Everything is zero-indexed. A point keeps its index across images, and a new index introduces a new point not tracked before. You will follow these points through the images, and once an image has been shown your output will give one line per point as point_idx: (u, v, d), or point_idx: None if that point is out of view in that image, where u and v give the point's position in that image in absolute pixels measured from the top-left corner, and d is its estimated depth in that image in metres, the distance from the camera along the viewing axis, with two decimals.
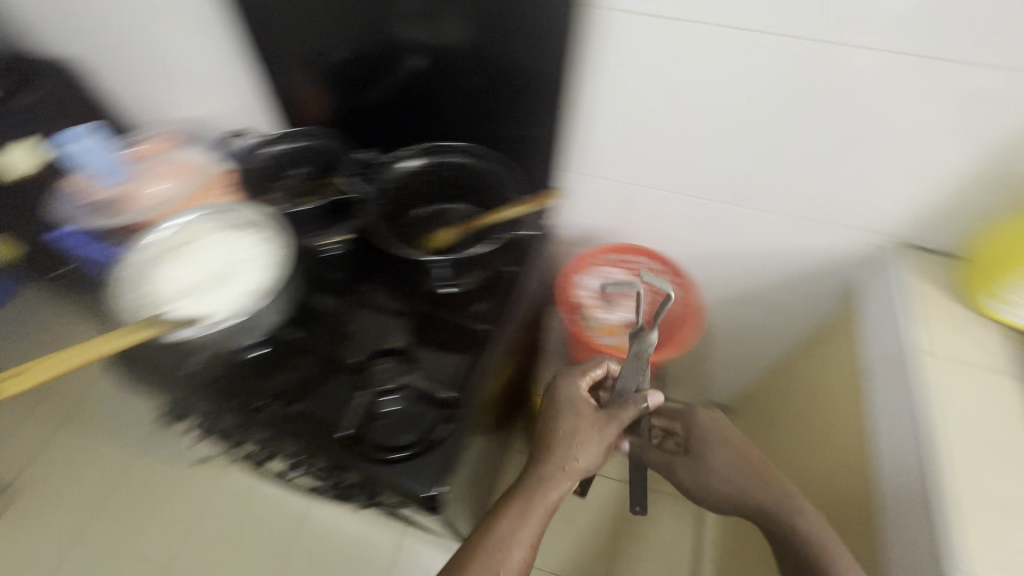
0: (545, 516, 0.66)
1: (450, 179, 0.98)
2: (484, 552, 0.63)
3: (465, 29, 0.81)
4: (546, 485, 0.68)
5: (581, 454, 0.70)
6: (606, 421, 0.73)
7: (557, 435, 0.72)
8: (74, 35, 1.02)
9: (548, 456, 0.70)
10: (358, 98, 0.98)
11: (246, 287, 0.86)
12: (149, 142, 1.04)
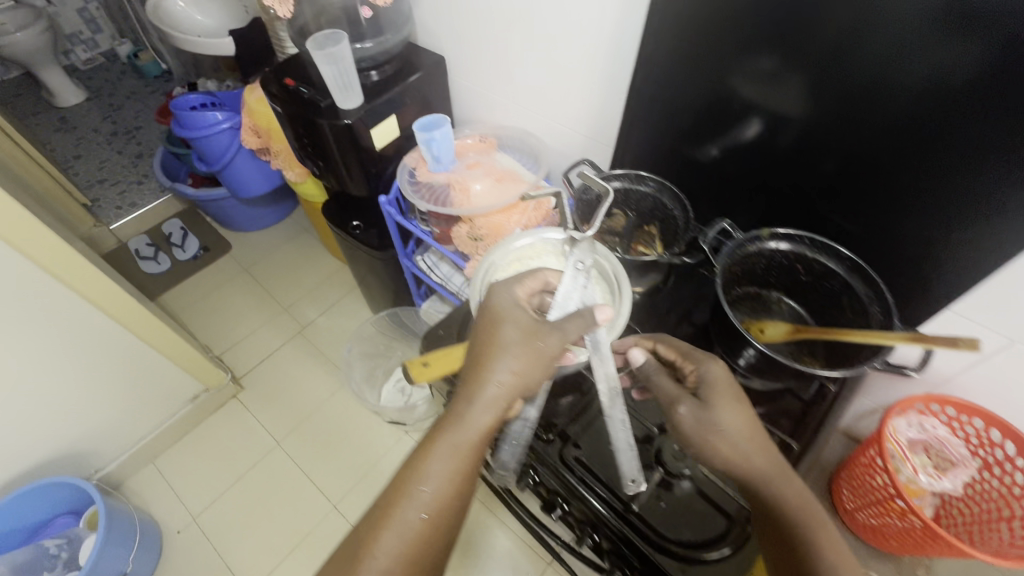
0: (462, 444, 0.54)
1: (814, 280, 0.75)
2: (410, 483, 0.53)
3: (820, 107, 0.68)
4: (471, 407, 0.55)
5: (502, 363, 0.57)
6: (527, 325, 0.59)
7: (479, 342, 0.59)
8: (456, 49, 1.08)
9: (475, 354, 0.59)
10: (701, 156, 0.85)
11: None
12: (473, 139, 1.10)
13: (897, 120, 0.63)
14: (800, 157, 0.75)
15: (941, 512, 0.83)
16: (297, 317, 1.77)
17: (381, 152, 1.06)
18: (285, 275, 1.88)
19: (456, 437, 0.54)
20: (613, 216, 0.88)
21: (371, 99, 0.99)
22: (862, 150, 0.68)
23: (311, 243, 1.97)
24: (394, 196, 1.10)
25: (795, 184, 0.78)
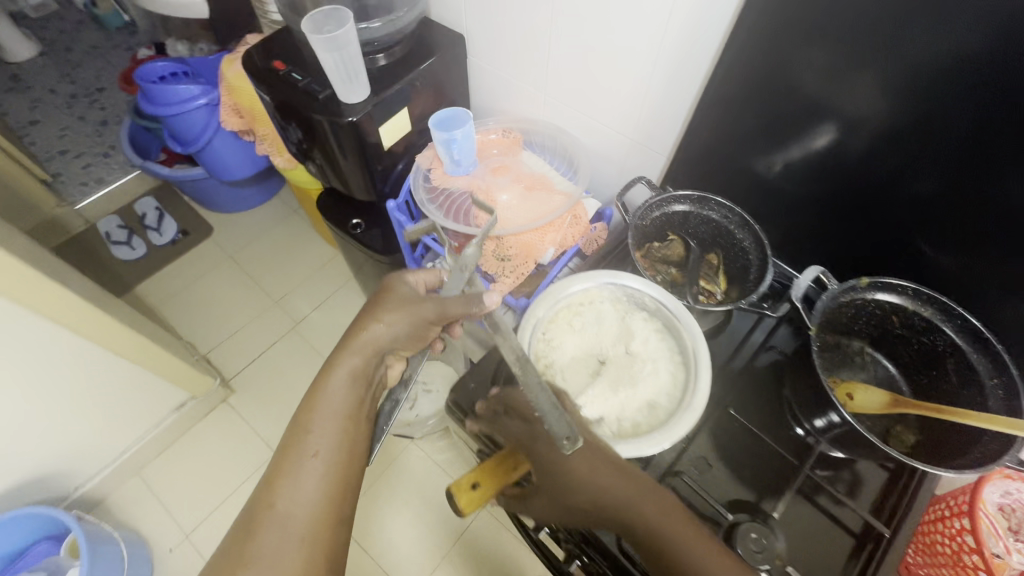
0: (342, 394, 0.56)
1: (916, 340, 0.64)
2: (297, 438, 0.53)
3: (908, 112, 0.56)
4: (349, 358, 0.58)
5: (380, 321, 0.60)
6: (406, 295, 0.63)
7: (365, 317, 0.61)
8: (475, 25, 0.90)
9: (358, 321, 0.61)
10: (762, 171, 0.72)
11: (643, 392, 0.58)
12: (497, 134, 0.94)
13: (1008, 129, 0.51)
14: (887, 181, 0.62)
15: None
16: (288, 312, 1.63)
17: (388, 150, 0.90)
18: (273, 263, 1.72)
19: (339, 391, 0.56)
20: (669, 243, 0.76)
21: (378, 89, 0.82)
22: (957, 170, 0.56)
23: (301, 226, 1.81)
24: (402, 200, 0.95)
25: (877, 210, 0.65)
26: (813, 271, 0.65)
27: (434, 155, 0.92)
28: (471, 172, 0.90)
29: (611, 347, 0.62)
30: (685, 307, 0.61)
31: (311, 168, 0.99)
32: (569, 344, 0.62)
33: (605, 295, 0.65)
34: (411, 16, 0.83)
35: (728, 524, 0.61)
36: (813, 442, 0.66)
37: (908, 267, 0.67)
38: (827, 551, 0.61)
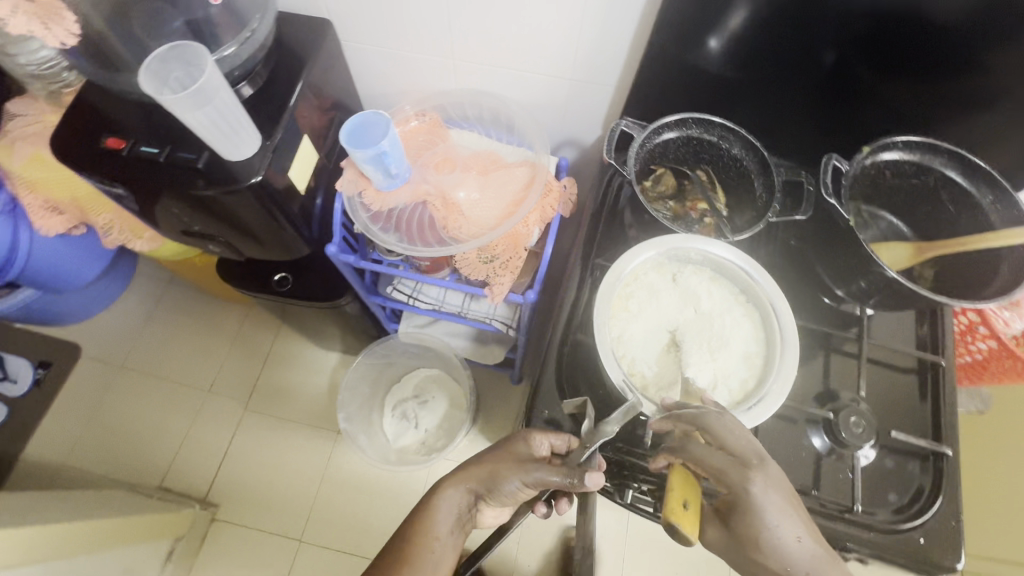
0: (439, 529, 0.54)
1: (912, 186, 0.67)
2: (397, 550, 0.53)
3: None
4: (457, 493, 0.55)
5: (490, 471, 0.54)
6: (514, 456, 0.54)
7: (483, 452, 0.56)
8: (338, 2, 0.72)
9: (475, 461, 0.56)
10: (705, 57, 0.68)
11: (734, 351, 0.57)
12: (415, 120, 0.79)
13: None
14: (827, 21, 0.62)
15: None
16: (229, 395, 1.37)
17: (304, 193, 0.74)
18: (179, 349, 1.42)
19: (437, 525, 0.54)
20: (659, 177, 0.71)
21: (267, 130, 0.65)
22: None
23: (187, 293, 1.48)
24: (340, 238, 0.78)
25: (823, 58, 0.66)
26: (830, 163, 0.63)
27: (358, 174, 0.74)
28: (410, 179, 0.75)
29: (679, 317, 0.58)
30: (739, 253, 0.58)
31: (210, 246, 0.80)
32: (638, 330, 0.58)
33: (654, 267, 0.60)
34: (266, 20, 0.62)
35: (828, 419, 0.63)
36: (851, 309, 0.70)
37: (874, 109, 0.69)
38: (900, 397, 0.68)
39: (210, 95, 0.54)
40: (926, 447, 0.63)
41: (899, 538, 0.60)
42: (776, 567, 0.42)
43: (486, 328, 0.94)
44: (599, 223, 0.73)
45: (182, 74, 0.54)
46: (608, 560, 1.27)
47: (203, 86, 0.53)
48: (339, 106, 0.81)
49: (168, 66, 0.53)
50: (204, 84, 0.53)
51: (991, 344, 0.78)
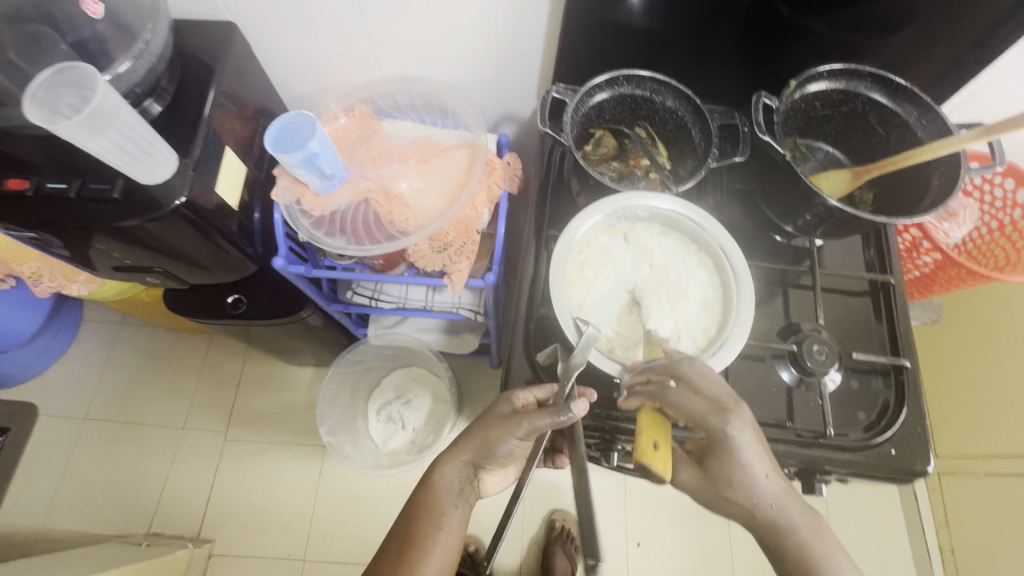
0: (445, 504, 0.54)
1: (844, 113, 0.68)
2: (405, 532, 0.54)
3: None
4: (455, 464, 0.56)
5: (480, 436, 0.55)
6: (500, 413, 0.55)
7: (472, 426, 0.57)
8: (240, 3, 0.68)
9: (466, 431, 0.57)
10: (625, 12, 0.67)
11: (694, 300, 0.57)
12: (343, 117, 0.76)
13: None
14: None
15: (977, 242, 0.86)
16: (206, 428, 1.32)
17: (238, 208, 0.71)
18: (144, 391, 1.36)
19: (440, 500, 0.54)
20: (600, 139, 0.71)
21: (185, 148, 0.62)
22: None
23: (143, 332, 1.42)
24: (286, 249, 0.75)
25: None
26: (760, 100, 0.63)
27: (291, 181, 0.71)
28: (348, 178, 0.72)
29: (636, 276, 0.58)
30: (685, 204, 0.59)
31: (149, 279, 0.76)
32: (598, 295, 0.58)
33: (602, 228, 0.60)
34: (160, 30, 0.58)
35: (792, 350, 0.65)
36: (802, 242, 0.72)
37: (796, 40, 0.70)
38: (857, 319, 0.70)
39: (108, 119, 0.50)
40: (886, 362, 0.66)
41: (871, 453, 0.62)
42: (744, 499, 0.45)
43: (454, 318, 0.93)
44: (547, 195, 0.72)
45: (72, 97, 0.50)
46: (611, 522, 1.30)
47: (98, 109, 0.49)
48: (262, 113, 0.78)
49: (56, 89, 0.49)
50: (99, 108, 0.49)
51: (935, 256, 0.82)
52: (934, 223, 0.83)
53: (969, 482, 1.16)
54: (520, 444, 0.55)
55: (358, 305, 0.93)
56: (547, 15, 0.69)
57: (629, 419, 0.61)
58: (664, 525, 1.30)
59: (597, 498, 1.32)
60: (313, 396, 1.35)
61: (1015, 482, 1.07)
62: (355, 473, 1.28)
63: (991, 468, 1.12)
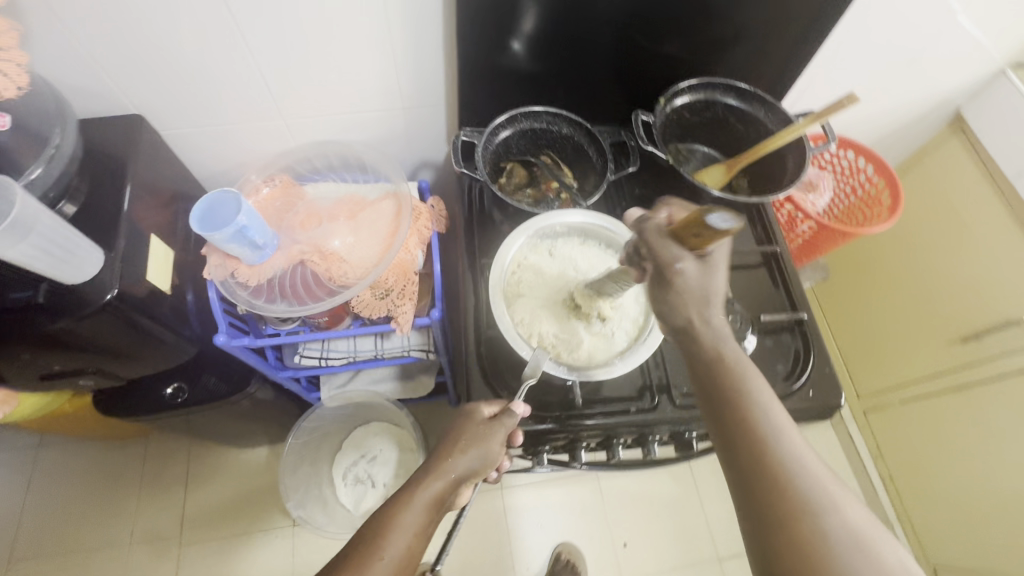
0: (415, 520, 0.49)
1: (708, 118, 0.80)
2: (366, 555, 0.46)
3: None
4: (427, 480, 0.51)
5: (460, 450, 0.53)
6: (477, 426, 0.55)
7: (446, 436, 0.55)
8: (145, 95, 0.70)
9: (438, 446, 0.54)
10: (512, 58, 0.76)
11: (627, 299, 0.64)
12: (265, 187, 0.79)
13: None
14: (598, 5, 0.72)
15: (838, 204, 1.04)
16: (156, 538, 1.22)
17: (170, 292, 0.70)
18: (76, 514, 1.24)
19: (410, 518, 0.48)
20: (512, 171, 0.79)
21: (107, 242, 0.62)
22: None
23: (67, 450, 1.30)
24: (226, 325, 0.75)
25: (603, 37, 0.77)
26: (639, 118, 0.73)
27: (223, 258, 0.72)
28: (280, 245, 0.74)
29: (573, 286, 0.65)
30: (597, 216, 0.66)
31: (80, 382, 0.72)
32: (540, 310, 0.63)
33: (526, 248, 0.66)
34: (68, 132, 0.58)
35: None
36: None
37: (658, 63, 0.82)
38: (759, 287, 0.81)
39: (30, 230, 0.50)
40: (788, 318, 0.76)
41: (793, 398, 0.71)
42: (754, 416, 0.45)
43: (407, 361, 0.95)
44: (473, 227, 0.78)
45: None
46: (595, 530, 1.33)
47: (18, 222, 0.49)
48: (181, 197, 0.78)
49: None
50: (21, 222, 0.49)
51: (809, 224, 0.96)
52: (803, 196, 0.97)
53: (889, 413, 1.31)
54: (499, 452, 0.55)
55: (307, 368, 0.92)
56: (443, 70, 0.77)
57: (586, 415, 0.68)
58: (644, 520, 1.34)
59: (577, 510, 1.34)
60: (272, 476, 1.29)
61: (923, 403, 1.22)
62: (329, 546, 1.22)
63: (903, 396, 1.27)
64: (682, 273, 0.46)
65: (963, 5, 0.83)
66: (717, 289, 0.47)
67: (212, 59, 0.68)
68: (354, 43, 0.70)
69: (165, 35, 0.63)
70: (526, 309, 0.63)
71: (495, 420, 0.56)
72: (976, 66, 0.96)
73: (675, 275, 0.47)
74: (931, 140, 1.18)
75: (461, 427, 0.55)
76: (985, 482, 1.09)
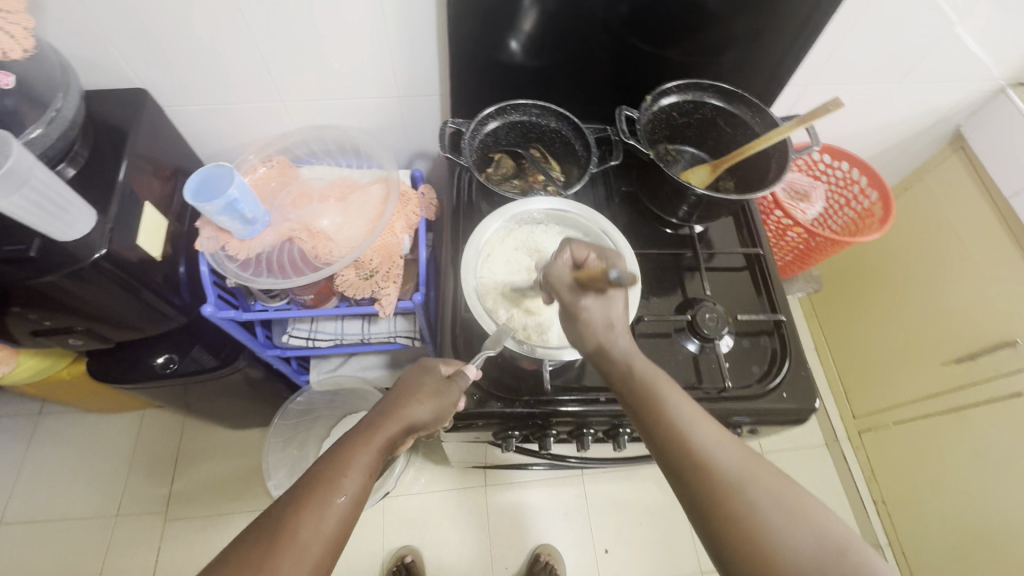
0: (371, 462, 0.49)
1: (696, 120, 0.81)
2: (321, 490, 0.45)
3: None
4: (384, 425, 0.51)
5: (419, 400, 0.53)
6: (435, 380, 0.56)
7: (402, 386, 0.55)
8: (151, 71, 0.74)
9: (394, 394, 0.54)
10: (506, 54, 0.79)
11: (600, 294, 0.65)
12: (261, 167, 0.82)
13: None
14: (591, 5, 0.73)
15: (831, 214, 1.04)
16: (143, 511, 1.24)
17: (162, 260, 0.73)
18: (69, 483, 1.27)
19: (365, 458, 0.48)
20: (499, 161, 0.80)
21: (103, 206, 0.65)
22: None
23: (65, 420, 1.33)
24: (215, 296, 0.78)
25: (595, 37, 0.78)
26: (623, 113, 0.74)
27: (215, 231, 0.75)
28: (271, 221, 0.77)
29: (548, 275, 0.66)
30: (572, 204, 0.68)
31: (70, 341, 0.75)
32: (513, 291, 0.65)
33: (500, 231, 0.68)
34: (71, 98, 0.61)
35: (689, 321, 0.75)
36: (685, 231, 0.83)
37: (651, 66, 0.83)
38: (741, 288, 0.81)
39: (18, 180, 0.53)
40: (766, 320, 0.76)
41: (768, 398, 0.71)
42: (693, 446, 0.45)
43: (392, 347, 0.96)
44: (460, 215, 0.80)
45: None
46: (578, 533, 1.32)
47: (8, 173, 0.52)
48: (181, 172, 0.82)
49: None
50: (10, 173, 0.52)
51: (799, 232, 0.96)
52: (794, 205, 0.98)
53: (883, 434, 1.28)
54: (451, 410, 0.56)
55: (295, 347, 0.94)
56: (437, 62, 0.79)
57: (556, 401, 0.68)
58: (628, 528, 1.33)
59: (560, 512, 1.34)
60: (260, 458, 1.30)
61: (916, 424, 1.20)
62: None
63: (898, 417, 1.25)
64: (586, 307, 0.52)
65: (958, 20, 0.83)
66: (618, 315, 0.53)
67: (213, 39, 0.71)
68: (350, 30, 0.73)
69: (171, 15, 0.67)
70: (494, 288, 0.64)
71: (450, 378, 0.57)
72: (974, 83, 0.96)
73: (581, 312, 0.53)
74: (931, 158, 1.17)
75: (420, 379, 0.56)
76: (979, 508, 1.06)
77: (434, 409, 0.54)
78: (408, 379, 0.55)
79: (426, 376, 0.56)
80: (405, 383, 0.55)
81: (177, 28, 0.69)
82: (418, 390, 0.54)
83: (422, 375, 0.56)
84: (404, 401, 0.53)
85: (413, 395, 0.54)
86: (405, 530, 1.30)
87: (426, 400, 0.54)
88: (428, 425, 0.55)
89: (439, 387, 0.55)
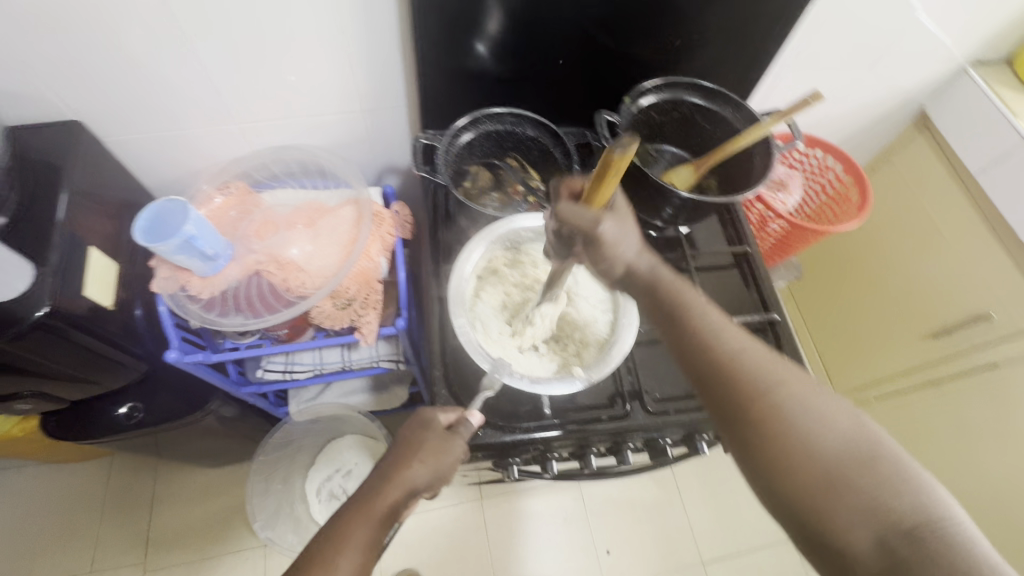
0: (369, 536, 0.46)
1: (676, 118, 0.79)
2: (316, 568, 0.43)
3: None
4: (382, 493, 0.47)
5: (419, 460, 0.49)
6: (437, 438, 0.51)
7: (397, 444, 0.52)
8: (85, 101, 0.67)
9: (394, 455, 0.51)
10: (474, 60, 0.74)
11: (588, 322, 0.64)
12: (218, 196, 0.75)
13: None
14: (560, 6, 0.70)
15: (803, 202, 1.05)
16: (119, 563, 1.16)
17: (115, 307, 0.67)
18: (33, 541, 1.18)
19: (363, 532, 0.46)
20: (475, 174, 0.77)
21: (39, 257, 0.58)
22: None
23: (22, 475, 1.24)
24: (178, 340, 0.71)
25: (569, 38, 0.75)
26: (603, 118, 0.72)
27: (173, 270, 0.68)
28: (234, 255, 0.71)
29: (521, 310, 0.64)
30: None
31: (18, 405, 0.69)
32: (510, 331, 0.64)
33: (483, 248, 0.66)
34: None
35: None
36: (671, 233, 0.82)
37: (627, 65, 0.80)
38: (731, 286, 0.80)
39: None
40: (760, 319, 0.75)
41: None
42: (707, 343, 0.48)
43: (376, 372, 0.91)
44: (438, 234, 0.75)
45: None
46: (578, 538, 1.30)
47: None
48: (129, 207, 0.75)
49: None
50: None
51: (780, 224, 0.95)
52: (772, 196, 0.97)
53: (865, 409, 1.31)
54: (455, 468, 0.51)
55: (271, 382, 0.88)
56: (402, 72, 0.75)
57: (557, 424, 0.65)
58: (628, 527, 1.32)
59: (558, 518, 1.32)
60: (241, 493, 1.24)
61: (898, 399, 1.22)
62: None
63: (879, 392, 1.28)
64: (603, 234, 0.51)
65: (921, 7, 0.84)
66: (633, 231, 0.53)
67: (163, 68, 0.65)
68: (305, 45, 0.68)
69: (101, 39, 0.60)
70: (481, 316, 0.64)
71: (452, 430, 0.53)
72: (936, 65, 0.97)
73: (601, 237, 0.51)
74: (897, 139, 1.20)
75: (416, 436, 0.52)
76: (963, 478, 1.09)
77: (433, 469, 0.50)
78: (403, 435, 0.53)
79: (425, 437, 0.51)
80: (403, 441, 0.52)
81: (115, 56, 0.63)
82: (414, 446, 0.51)
83: (422, 434, 0.51)
84: (403, 464, 0.50)
85: (409, 453, 0.50)
86: (402, 554, 1.25)
87: (424, 464, 0.49)
88: (432, 488, 0.50)
89: (437, 446, 0.51)
